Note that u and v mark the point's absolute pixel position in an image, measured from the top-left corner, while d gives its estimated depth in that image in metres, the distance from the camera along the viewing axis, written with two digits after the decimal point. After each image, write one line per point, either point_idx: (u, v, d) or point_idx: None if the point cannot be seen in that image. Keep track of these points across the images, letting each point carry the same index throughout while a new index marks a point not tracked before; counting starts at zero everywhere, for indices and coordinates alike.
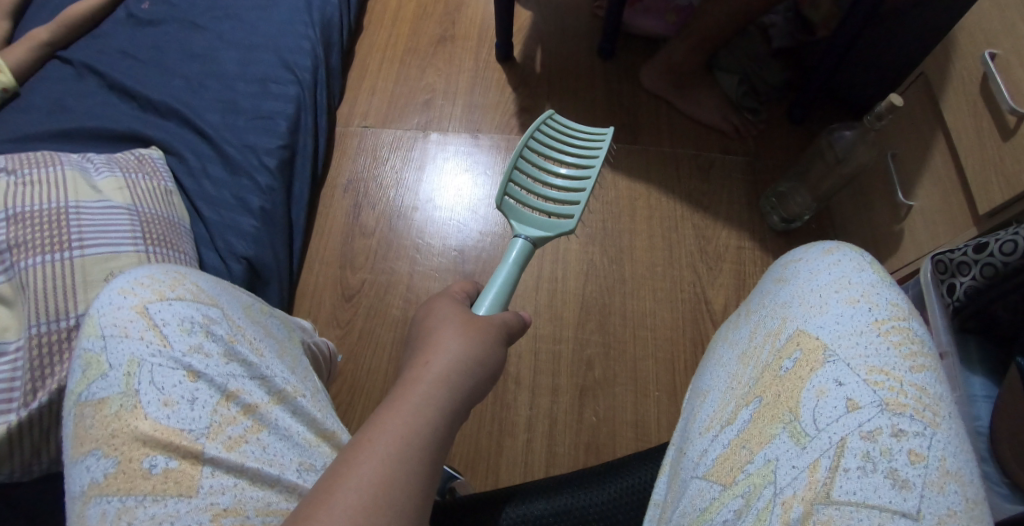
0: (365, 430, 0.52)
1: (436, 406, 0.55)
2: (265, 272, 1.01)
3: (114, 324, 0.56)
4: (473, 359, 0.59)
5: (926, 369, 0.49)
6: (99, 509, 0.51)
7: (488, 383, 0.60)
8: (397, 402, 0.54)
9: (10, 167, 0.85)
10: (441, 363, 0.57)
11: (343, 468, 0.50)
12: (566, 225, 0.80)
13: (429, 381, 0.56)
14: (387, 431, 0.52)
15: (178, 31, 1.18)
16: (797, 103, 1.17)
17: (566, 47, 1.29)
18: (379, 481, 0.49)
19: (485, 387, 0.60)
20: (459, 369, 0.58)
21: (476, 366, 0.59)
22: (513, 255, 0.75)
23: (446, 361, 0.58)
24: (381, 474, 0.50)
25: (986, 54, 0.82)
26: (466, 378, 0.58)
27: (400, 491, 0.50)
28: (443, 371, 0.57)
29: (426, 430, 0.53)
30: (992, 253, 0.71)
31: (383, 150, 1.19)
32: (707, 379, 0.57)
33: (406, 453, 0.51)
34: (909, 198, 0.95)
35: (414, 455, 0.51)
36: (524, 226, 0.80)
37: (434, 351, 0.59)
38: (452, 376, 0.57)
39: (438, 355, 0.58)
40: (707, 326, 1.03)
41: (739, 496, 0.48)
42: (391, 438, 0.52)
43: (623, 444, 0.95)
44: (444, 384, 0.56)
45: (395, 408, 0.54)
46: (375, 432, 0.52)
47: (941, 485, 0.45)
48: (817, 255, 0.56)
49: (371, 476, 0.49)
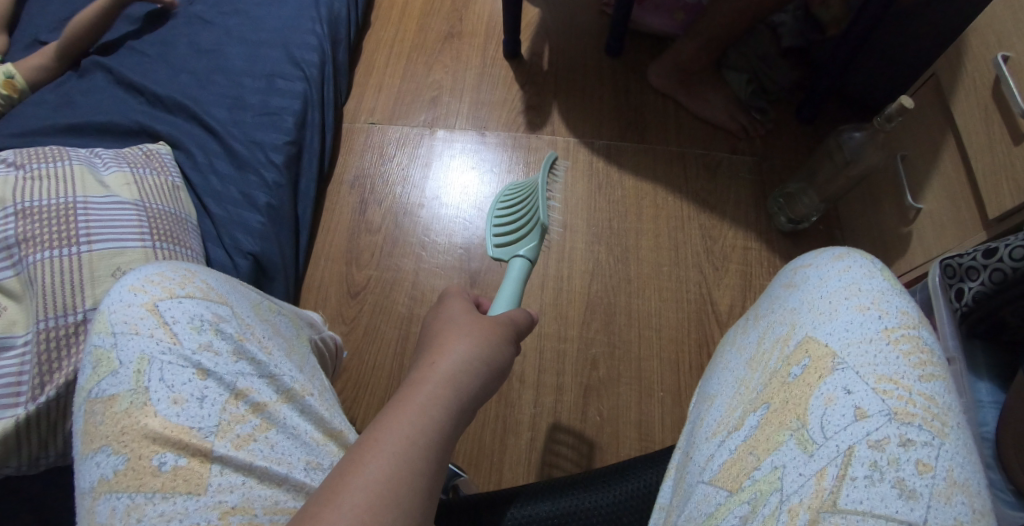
0: (371, 430, 0.52)
1: (443, 406, 0.55)
2: (271, 268, 1.01)
3: (125, 322, 0.56)
4: (479, 359, 0.59)
5: (936, 379, 0.49)
6: (108, 505, 0.51)
7: (495, 383, 0.60)
8: (404, 402, 0.54)
9: (19, 162, 0.85)
10: (448, 364, 0.57)
11: (350, 467, 0.50)
12: (542, 216, 0.79)
13: (436, 380, 0.56)
14: (393, 431, 0.52)
15: (185, 26, 1.18)
16: (807, 102, 1.16)
17: (574, 45, 1.29)
18: (385, 480, 0.50)
19: (493, 387, 0.60)
20: (468, 370, 0.58)
21: (484, 366, 0.59)
22: (512, 276, 0.77)
23: (454, 361, 0.58)
24: (388, 474, 0.50)
25: (997, 56, 0.81)
26: (474, 378, 0.58)
27: (406, 489, 0.50)
28: (451, 372, 0.57)
29: (432, 430, 0.53)
30: (1000, 258, 0.71)
31: (389, 146, 1.19)
32: (713, 384, 0.57)
33: (412, 453, 0.51)
34: (918, 200, 0.94)
35: (420, 454, 0.51)
36: (516, 248, 0.81)
37: (441, 351, 0.59)
38: (461, 376, 0.57)
39: (444, 356, 0.58)
40: (712, 326, 1.03)
41: (746, 503, 0.48)
42: (397, 438, 0.52)
43: (627, 444, 0.95)
44: (451, 384, 0.56)
45: (401, 407, 0.54)
46: (382, 431, 0.52)
47: (949, 495, 0.45)
48: (827, 260, 0.56)
49: (378, 475, 0.50)
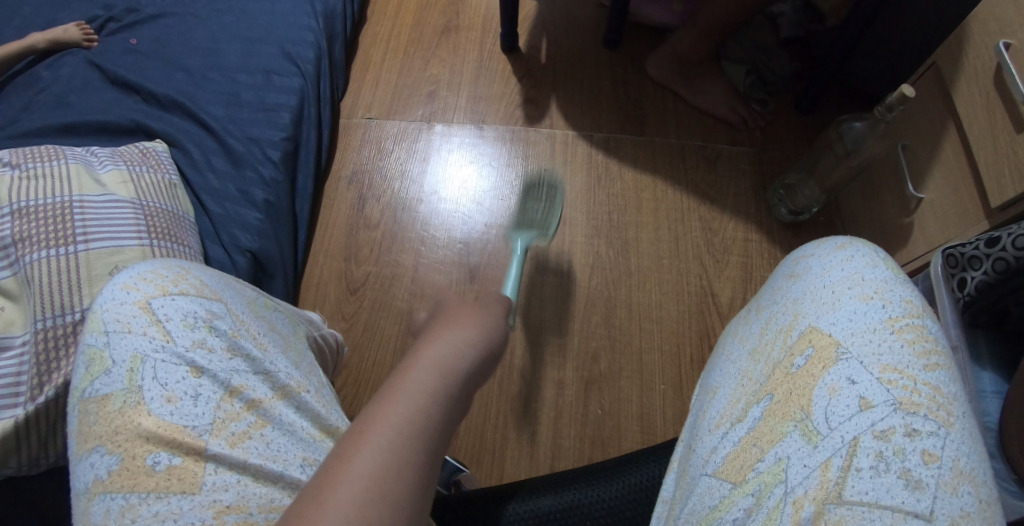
0: (356, 423, 0.51)
1: (430, 394, 0.54)
2: (269, 265, 1.01)
3: (118, 320, 0.55)
4: (468, 347, 0.58)
5: (940, 368, 0.48)
6: (103, 506, 0.50)
7: (484, 370, 0.59)
8: (391, 393, 0.53)
9: (14, 161, 0.84)
10: (437, 352, 0.56)
11: (337, 462, 0.49)
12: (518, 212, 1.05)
13: (423, 368, 0.55)
14: (380, 423, 0.51)
15: (178, 21, 1.17)
16: (807, 92, 1.15)
17: (572, 37, 1.28)
18: (374, 474, 0.49)
19: (484, 377, 0.59)
20: (455, 358, 0.57)
21: (472, 355, 0.58)
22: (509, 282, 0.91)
23: (441, 350, 0.57)
24: (374, 467, 0.49)
25: (1000, 44, 0.80)
26: (462, 365, 0.57)
27: (394, 483, 0.49)
28: (438, 361, 0.56)
29: (419, 420, 0.52)
30: (1003, 247, 0.71)
31: (387, 142, 1.18)
32: (716, 375, 0.57)
33: (401, 444, 0.50)
34: (918, 190, 0.94)
35: (409, 446, 0.51)
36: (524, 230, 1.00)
37: (429, 340, 0.58)
38: (449, 364, 0.56)
39: (432, 344, 0.57)
40: (713, 318, 1.03)
41: (750, 495, 0.48)
42: (383, 429, 0.51)
43: (628, 438, 0.95)
44: (438, 371, 0.55)
45: (387, 398, 0.53)
46: (368, 423, 0.51)
47: (954, 485, 0.44)
48: (829, 250, 0.55)
49: (365, 470, 0.49)
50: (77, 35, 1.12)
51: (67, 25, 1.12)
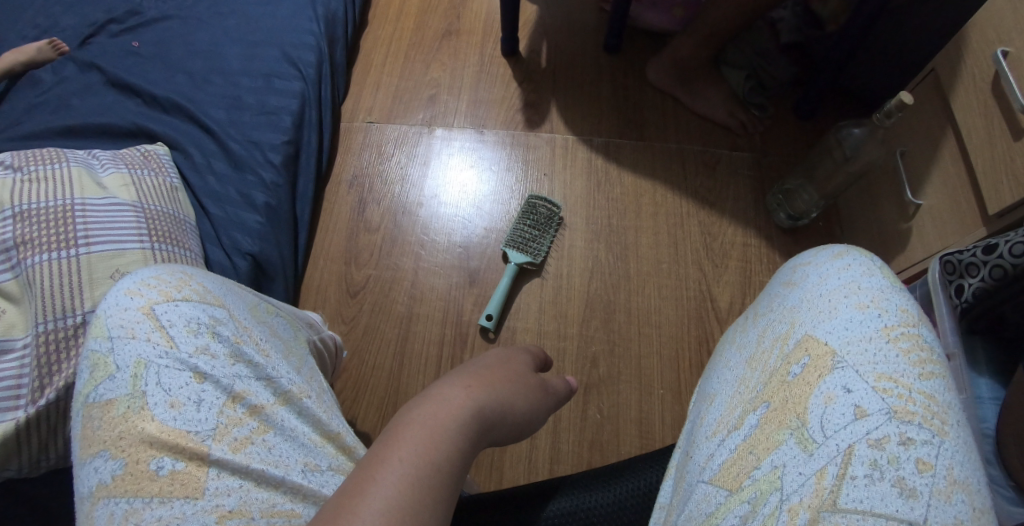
0: (392, 447, 0.49)
1: (468, 434, 0.52)
2: (270, 268, 1.01)
3: (121, 325, 0.56)
4: (507, 394, 0.57)
5: (936, 377, 0.49)
6: (106, 510, 0.51)
7: (520, 417, 0.58)
8: (431, 422, 0.51)
9: (16, 164, 0.84)
10: (482, 392, 0.55)
11: (370, 485, 0.48)
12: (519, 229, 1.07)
13: (464, 405, 0.53)
14: (418, 449, 0.49)
15: (180, 24, 1.17)
16: (806, 97, 1.15)
17: (573, 42, 1.28)
18: (403, 502, 0.47)
19: (518, 424, 0.57)
20: (495, 402, 0.55)
21: (508, 402, 0.57)
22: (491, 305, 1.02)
23: (484, 391, 0.55)
24: (406, 496, 0.47)
25: (997, 52, 0.81)
26: (500, 411, 0.55)
27: (423, 514, 0.47)
28: (481, 402, 0.54)
29: (455, 457, 0.50)
30: (1000, 254, 0.71)
31: (388, 146, 1.18)
32: (713, 382, 0.57)
33: (436, 476, 0.49)
34: (917, 196, 0.94)
35: (442, 481, 0.49)
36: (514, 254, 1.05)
37: (474, 380, 0.56)
38: (489, 407, 0.54)
39: (479, 383, 0.56)
40: (712, 322, 1.03)
41: (746, 502, 0.48)
42: (420, 459, 0.49)
43: (628, 441, 0.95)
44: (477, 412, 0.53)
45: (426, 427, 0.51)
46: (405, 449, 0.49)
47: (948, 494, 0.45)
48: (827, 258, 0.55)
49: (396, 495, 0.47)
50: (48, 54, 1.10)
51: (38, 44, 1.10)
